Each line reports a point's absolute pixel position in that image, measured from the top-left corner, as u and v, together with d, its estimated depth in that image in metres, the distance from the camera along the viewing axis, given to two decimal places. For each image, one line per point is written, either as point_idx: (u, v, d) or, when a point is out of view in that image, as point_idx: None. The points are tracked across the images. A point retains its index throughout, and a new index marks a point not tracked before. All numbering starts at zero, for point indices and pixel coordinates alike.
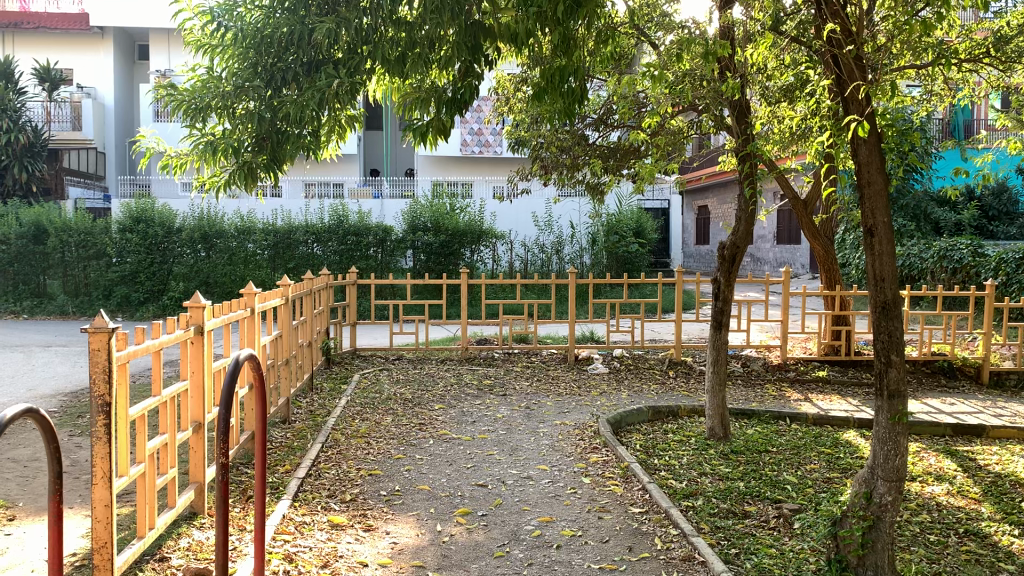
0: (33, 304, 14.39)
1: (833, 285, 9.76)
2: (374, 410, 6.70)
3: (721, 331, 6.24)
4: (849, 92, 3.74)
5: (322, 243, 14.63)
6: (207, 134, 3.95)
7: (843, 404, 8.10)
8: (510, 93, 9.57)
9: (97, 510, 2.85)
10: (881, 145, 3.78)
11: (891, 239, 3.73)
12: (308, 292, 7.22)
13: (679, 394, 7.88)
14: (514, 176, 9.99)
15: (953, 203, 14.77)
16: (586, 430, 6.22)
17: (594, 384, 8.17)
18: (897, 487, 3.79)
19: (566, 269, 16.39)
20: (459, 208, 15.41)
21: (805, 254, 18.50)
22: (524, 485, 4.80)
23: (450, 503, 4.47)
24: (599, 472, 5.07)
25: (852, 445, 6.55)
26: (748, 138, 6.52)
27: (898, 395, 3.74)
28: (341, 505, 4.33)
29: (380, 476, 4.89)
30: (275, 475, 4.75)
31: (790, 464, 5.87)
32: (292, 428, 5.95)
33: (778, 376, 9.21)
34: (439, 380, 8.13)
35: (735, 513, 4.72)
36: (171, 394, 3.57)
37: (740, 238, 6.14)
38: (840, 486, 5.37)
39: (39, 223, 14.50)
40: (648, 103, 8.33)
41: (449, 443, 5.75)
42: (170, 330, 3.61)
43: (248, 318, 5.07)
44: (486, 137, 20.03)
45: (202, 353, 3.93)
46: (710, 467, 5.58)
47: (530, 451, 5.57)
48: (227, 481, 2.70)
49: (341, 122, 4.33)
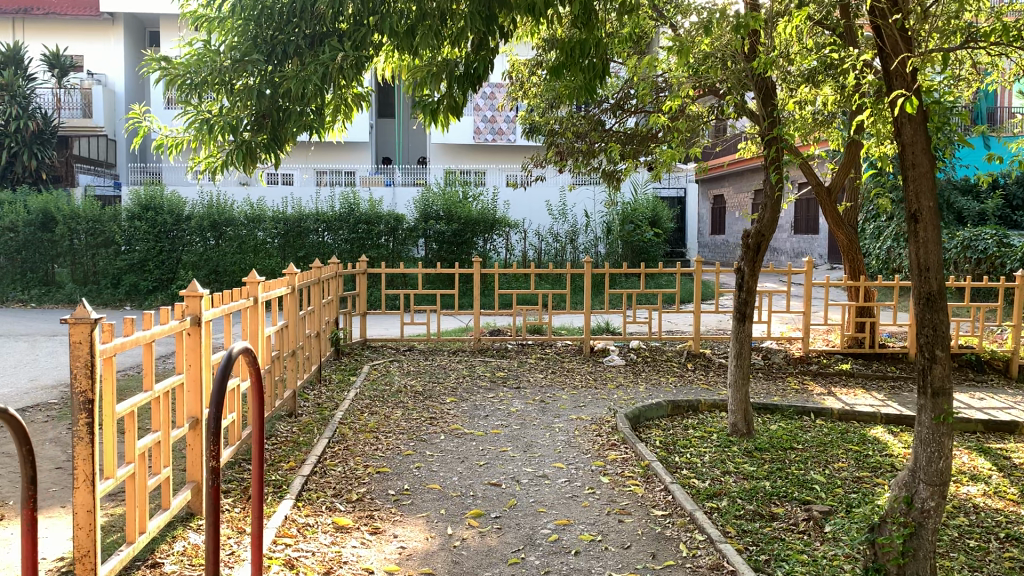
0: (41, 293, 14.27)
1: (857, 275, 9.48)
2: (384, 403, 6.48)
3: (745, 323, 5.97)
4: (894, 66, 3.48)
5: (332, 231, 14.39)
6: (203, 112, 3.72)
7: (869, 399, 7.82)
8: (525, 77, 9.26)
9: (78, 516, 2.62)
10: (927, 124, 3.50)
11: (937, 225, 3.45)
12: (317, 281, 6.99)
13: (698, 387, 7.64)
14: (528, 162, 9.72)
15: (977, 191, 14.37)
16: (603, 425, 5.98)
17: (610, 377, 7.93)
18: (940, 492, 3.53)
19: (581, 259, 16.13)
20: (472, 196, 15.17)
21: (824, 244, 18.15)
22: (539, 485, 4.56)
23: (462, 503, 4.24)
24: (618, 470, 4.83)
25: (880, 443, 6.27)
26: (775, 122, 6.18)
27: (942, 394, 3.48)
28: (347, 506, 4.11)
29: (388, 474, 4.67)
30: (279, 472, 4.54)
31: (817, 462, 5.62)
32: (299, 422, 5.75)
33: (800, 369, 8.95)
34: (451, 372, 7.91)
35: (762, 515, 4.47)
36: (164, 389, 3.35)
37: (766, 226, 5.85)
38: (871, 486, 5.12)
39: (47, 210, 14.32)
40: (667, 85, 8.05)
41: (462, 439, 5.52)
42: (164, 320, 3.38)
43: (251, 307, 4.83)
44: (499, 125, 19.70)
45: (200, 345, 3.71)
46: (733, 465, 5.33)
47: (545, 448, 5.33)
48: (217, 486, 2.48)
49: (347, 100, 4.08)
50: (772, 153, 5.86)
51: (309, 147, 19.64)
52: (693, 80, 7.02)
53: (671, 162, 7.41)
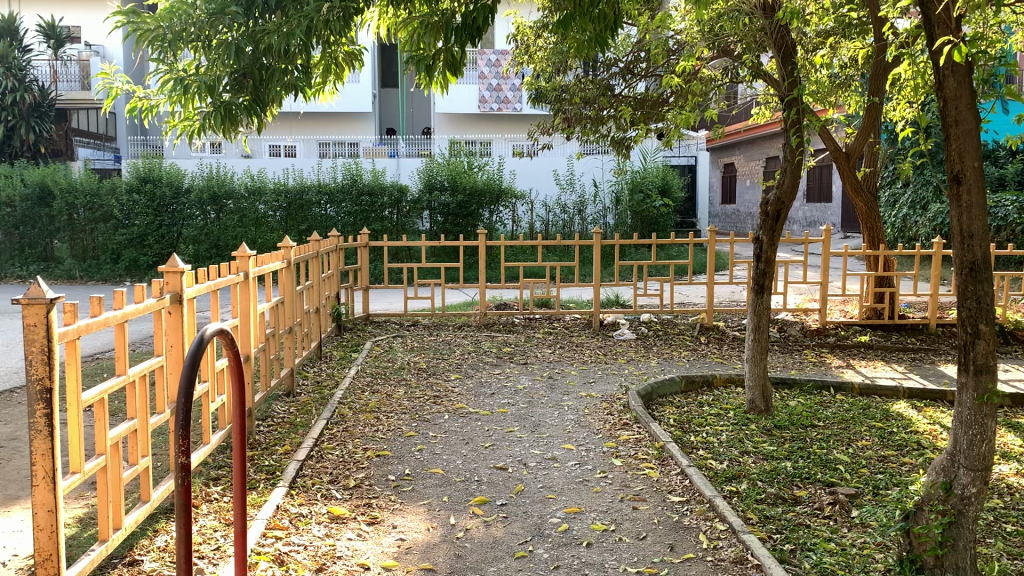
0: (40, 269, 14.06)
1: (876, 243, 9.16)
2: (386, 381, 6.24)
3: (763, 295, 5.69)
4: (935, 10, 3.16)
5: (335, 204, 14.10)
6: (177, 71, 3.42)
7: (889, 371, 7.57)
8: (531, 40, 8.91)
9: (38, 517, 2.37)
10: (973, 76, 3.15)
11: (983, 187, 3.14)
12: (315, 256, 6.69)
13: (712, 361, 7.39)
14: (535, 130, 9.31)
15: (997, 157, 13.91)
16: (615, 402, 5.71)
17: (620, 351, 7.67)
18: (982, 477, 3.24)
19: (589, 230, 15.82)
20: (477, 165, 14.87)
21: (838, 212, 17.76)
22: (548, 469, 4.30)
23: (466, 489, 3.99)
24: (631, 452, 4.56)
25: (905, 419, 6.00)
26: (795, 82, 5.74)
27: (987, 371, 3.18)
28: (343, 493, 3.86)
29: (389, 458, 4.42)
30: (272, 457, 4.31)
31: (839, 441, 5.35)
32: (297, 402, 5.51)
33: (817, 342, 8.66)
34: (456, 348, 7.65)
35: (785, 498, 4.22)
36: (140, 373, 3.09)
37: (786, 192, 5.55)
38: (897, 467, 4.86)
39: (44, 184, 14.03)
40: (679, 45, 7.68)
41: (466, 419, 5.27)
42: (139, 299, 3.11)
43: (242, 284, 4.55)
44: (505, 93, 19.29)
45: (182, 325, 3.46)
46: (752, 445, 5.07)
47: (554, 428, 5.08)
48: (188, 485, 2.22)
49: (336, 58, 3.83)
50: (792, 115, 5.49)
51: (298, 115, 19.21)
52: (708, 38, 6.68)
53: (682, 124, 7.06)
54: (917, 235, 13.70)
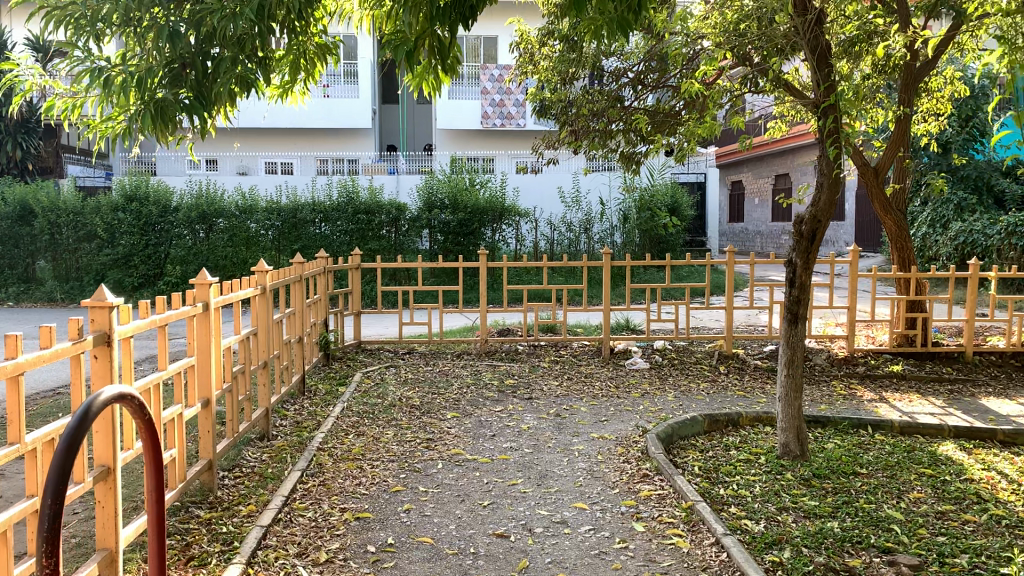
0: (20, 290, 13.52)
1: (907, 266, 8.49)
2: (374, 421, 5.58)
3: (797, 325, 5.02)
4: None
5: (330, 222, 13.50)
6: (97, 61, 2.90)
7: (927, 406, 6.88)
8: (536, 49, 8.30)
9: None
10: None
11: None
12: (298, 279, 6.02)
13: (732, 395, 6.74)
14: (540, 144, 8.67)
15: None
16: (631, 447, 5.04)
17: (634, 384, 7.01)
18: None
19: (597, 250, 15.20)
20: (479, 182, 14.26)
21: (852, 228, 17.18)
22: (557, 536, 3.64)
23: (459, 565, 3.34)
24: (653, 514, 3.90)
25: (956, 464, 5.32)
26: (833, 87, 5.01)
27: None
28: (311, 572, 3.21)
29: (370, 522, 3.76)
30: (232, 522, 3.66)
31: (887, 493, 4.67)
32: (271, 447, 4.86)
33: (846, 371, 7.98)
34: (454, 380, 7.00)
35: (837, 571, 3.55)
36: (46, 437, 2.43)
37: (822, 210, 4.88)
38: (959, 527, 4.19)
39: (26, 202, 13.48)
40: (698, 52, 7.07)
41: (461, 469, 4.61)
42: (48, 343, 2.47)
43: (201, 317, 3.88)
44: (508, 109, 18.78)
45: (113, 371, 2.84)
46: (791, 499, 4.41)
47: (563, 481, 4.42)
48: None
49: (305, 52, 3.35)
50: (827, 125, 4.85)
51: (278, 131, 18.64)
52: (729, 43, 6.10)
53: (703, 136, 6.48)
54: (938, 255, 13.09)
